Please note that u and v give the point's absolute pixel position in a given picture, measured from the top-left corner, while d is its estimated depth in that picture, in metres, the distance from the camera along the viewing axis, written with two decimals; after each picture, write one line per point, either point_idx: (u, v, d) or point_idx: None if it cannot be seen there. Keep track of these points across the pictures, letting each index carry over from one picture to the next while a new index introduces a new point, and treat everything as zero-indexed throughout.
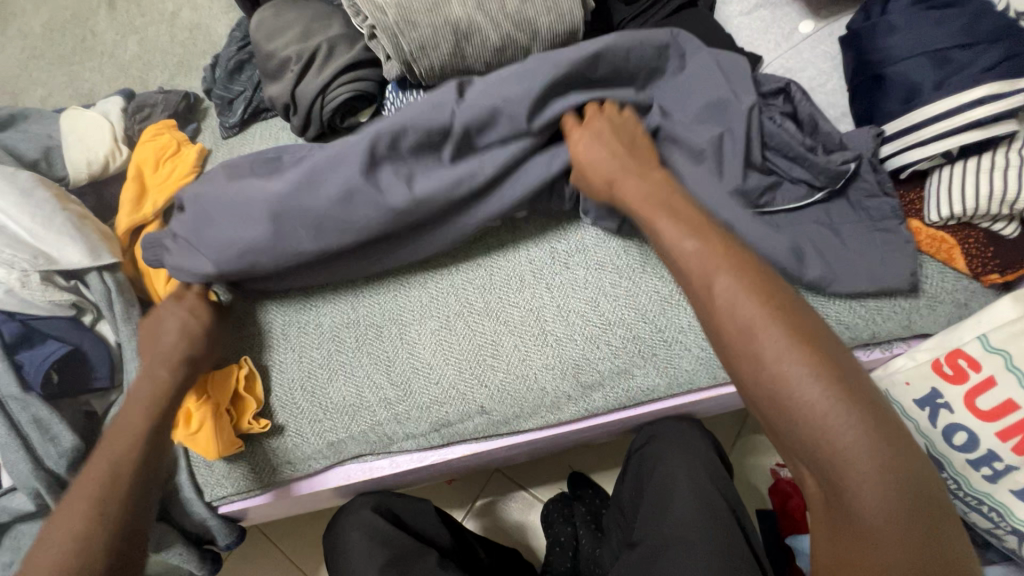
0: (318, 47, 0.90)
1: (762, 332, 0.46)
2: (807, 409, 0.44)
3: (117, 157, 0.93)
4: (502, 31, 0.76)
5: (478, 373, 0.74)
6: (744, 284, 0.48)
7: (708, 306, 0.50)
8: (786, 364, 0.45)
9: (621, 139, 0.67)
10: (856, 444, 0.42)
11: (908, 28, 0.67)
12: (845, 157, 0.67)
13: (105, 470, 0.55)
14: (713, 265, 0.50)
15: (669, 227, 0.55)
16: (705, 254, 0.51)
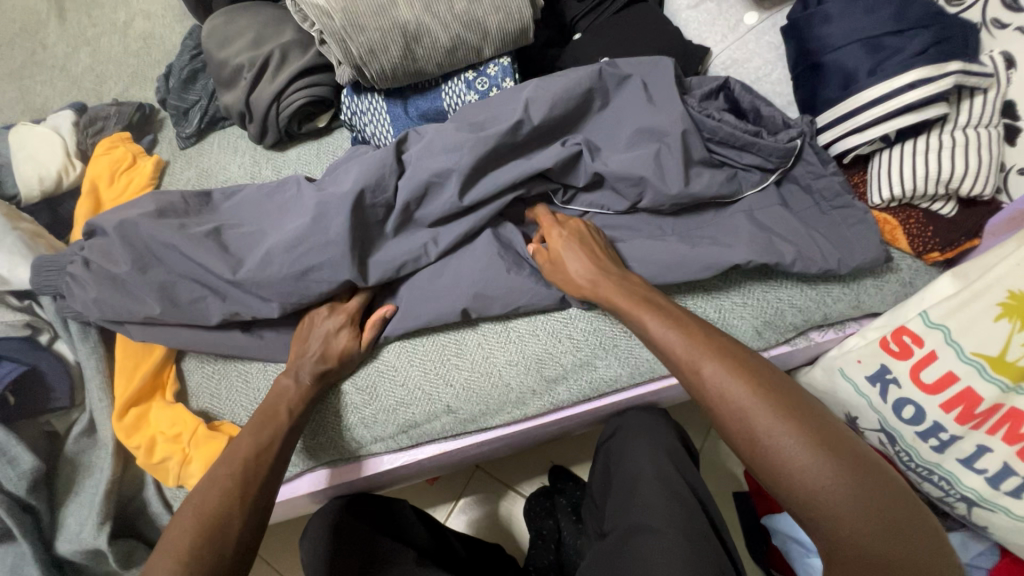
0: (270, 53, 0.90)
1: (731, 395, 0.52)
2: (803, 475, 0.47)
3: (70, 172, 0.93)
4: (452, 32, 0.77)
5: (442, 373, 0.74)
6: (700, 344, 0.56)
7: (698, 389, 0.54)
8: (756, 415, 0.50)
9: (590, 240, 0.70)
10: (830, 486, 0.47)
11: (842, 17, 0.68)
12: (790, 134, 0.70)
13: (227, 477, 0.58)
14: (698, 351, 0.55)
15: (657, 318, 0.60)
16: (688, 342, 0.57)
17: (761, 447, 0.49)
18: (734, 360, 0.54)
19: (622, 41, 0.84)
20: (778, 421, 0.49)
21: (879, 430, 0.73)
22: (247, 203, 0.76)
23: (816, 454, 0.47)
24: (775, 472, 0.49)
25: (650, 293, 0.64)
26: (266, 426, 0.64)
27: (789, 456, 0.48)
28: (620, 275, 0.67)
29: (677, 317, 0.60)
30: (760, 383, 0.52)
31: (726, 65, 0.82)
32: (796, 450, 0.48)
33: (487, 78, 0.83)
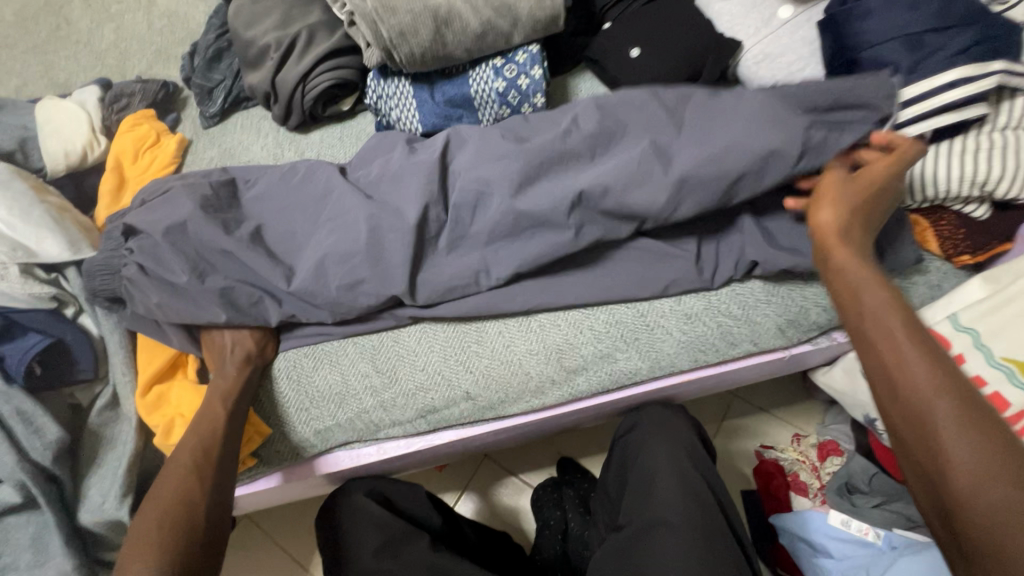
0: (297, 34, 0.89)
1: (889, 334, 0.50)
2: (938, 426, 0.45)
3: (95, 148, 0.93)
4: (482, 17, 0.76)
5: (462, 359, 0.75)
6: (893, 324, 0.51)
7: (856, 323, 0.53)
8: (921, 394, 0.47)
9: (881, 185, 0.61)
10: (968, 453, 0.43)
11: (882, 12, 0.67)
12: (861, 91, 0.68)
13: (180, 467, 0.61)
14: (865, 286, 0.54)
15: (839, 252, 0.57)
16: (868, 277, 0.54)
17: (910, 422, 0.47)
18: (927, 349, 0.49)
19: (653, 33, 0.83)
20: (948, 404, 0.46)
21: None
22: (274, 185, 0.76)
23: (977, 449, 0.43)
24: (923, 455, 0.46)
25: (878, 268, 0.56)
26: (206, 414, 0.66)
27: (948, 444, 0.44)
28: (860, 248, 0.58)
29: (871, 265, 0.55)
30: (943, 367, 0.47)
31: (758, 59, 0.80)
32: (950, 438, 0.45)
33: (515, 65, 0.81)
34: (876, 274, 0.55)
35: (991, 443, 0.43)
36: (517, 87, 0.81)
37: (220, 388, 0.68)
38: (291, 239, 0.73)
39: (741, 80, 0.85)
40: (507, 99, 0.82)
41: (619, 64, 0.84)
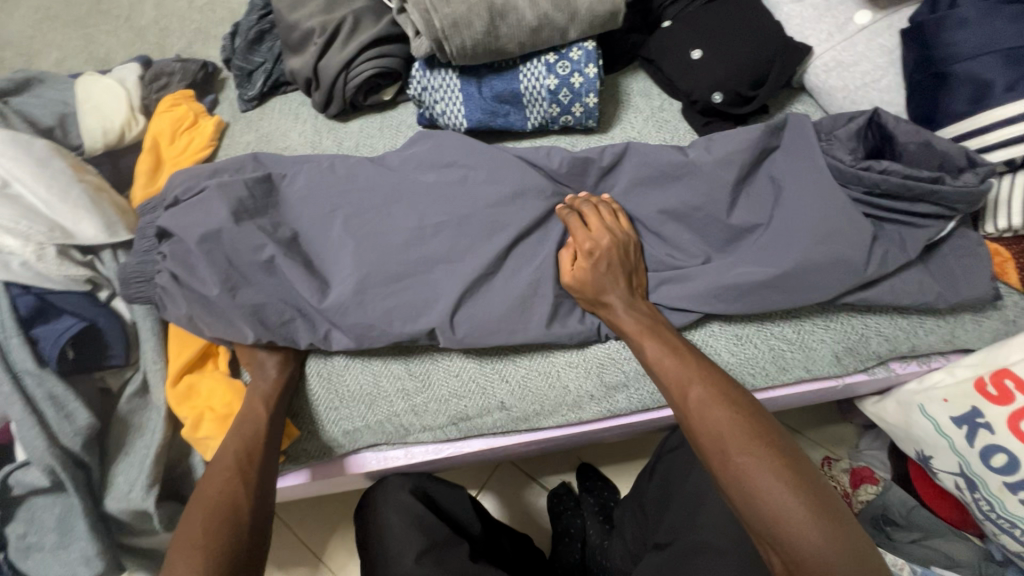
0: (342, 19, 0.87)
1: (713, 419, 0.56)
2: (788, 515, 0.49)
3: (133, 127, 0.91)
4: (539, 11, 0.73)
5: (498, 368, 0.72)
6: (696, 375, 0.60)
7: (692, 421, 0.58)
8: (739, 446, 0.54)
9: (625, 263, 0.68)
10: (806, 523, 0.48)
11: (979, 23, 0.61)
12: (979, 177, 0.59)
13: (223, 472, 0.60)
14: (688, 377, 0.60)
15: (654, 344, 0.63)
16: (683, 366, 0.61)
17: (742, 479, 0.52)
18: (725, 394, 0.58)
19: (717, 34, 0.78)
20: (758, 452, 0.53)
21: (957, 472, 0.69)
22: (316, 180, 0.75)
23: (792, 488, 0.50)
24: (761, 513, 0.50)
25: (658, 322, 0.65)
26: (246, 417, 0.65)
27: (772, 494, 0.50)
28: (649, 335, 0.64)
29: (681, 352, 0.62)
30: (747, 417, 0.56)
31: (829, 67, 0.75)
32: (794, 515, 0.49)
33: (569, 62, 0.78)
34: (676, 346, 0.63)
35: (804, 488, 0.50)
36: (570, 85, 0.77)
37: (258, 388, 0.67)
38: (335, 235, 0.72)
39: (807, 89, 0.80)
40: (558, 98, 0.78)
41: (678, 65, 0.80)
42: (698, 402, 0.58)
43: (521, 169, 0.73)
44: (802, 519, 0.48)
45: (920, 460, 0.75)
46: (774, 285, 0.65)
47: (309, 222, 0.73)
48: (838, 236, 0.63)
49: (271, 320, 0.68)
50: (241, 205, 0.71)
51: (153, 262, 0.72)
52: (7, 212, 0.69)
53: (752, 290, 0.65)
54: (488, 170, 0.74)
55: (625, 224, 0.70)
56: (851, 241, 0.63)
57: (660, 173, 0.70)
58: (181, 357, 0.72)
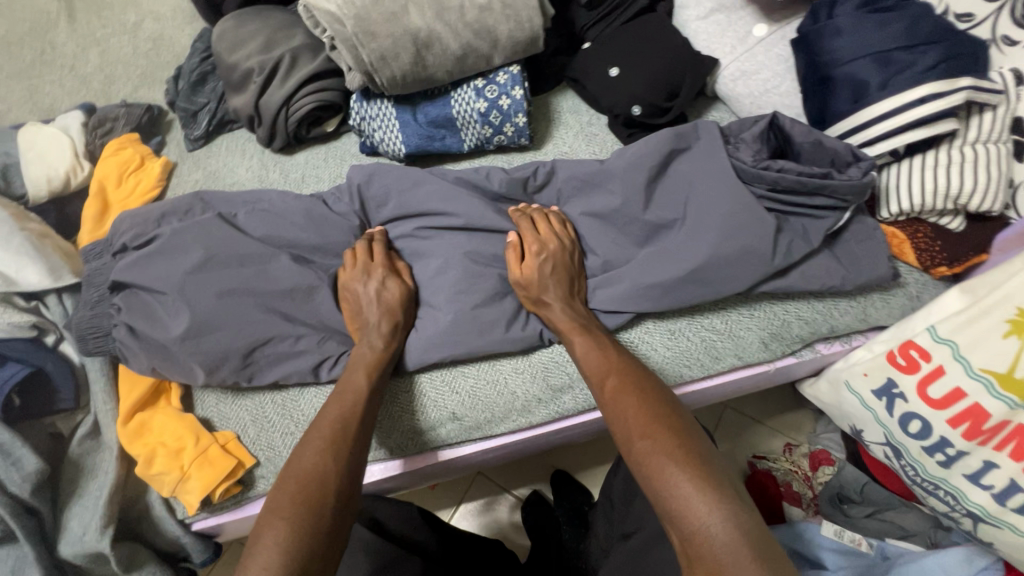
0: (280, 58, 0.90)
1: (626, 406, 0.59)
2: (679, 491, 0.50)
3: (78, 174, 0.93)
4: (462, 40, 0.77)
5: (448, 380, 0.74)
6: (615, 368, 0.63)
7: (608, 407, 0.60)
8: (643, 431, 0.56)
9: (569, 265, 0.72)
10: (693, 499, 0.49)
11: (853, 30, 0.68)
12: (863, 170, 0.66)
13: (280, 515, 0.53)
14: (607, 367, 0.63)
15: (582, 340, 0.67)
16: (604, 359, 0.64)
17: (643, 462, 0.54)
18: (638, 385, 0.60)
19: (632, 53, 0.84)
20: (658, 437, 0.55)
21: (884, 443, 0.74)
22: (261, 213, 0.78)
23: (685, 472, 0.51)
24: (654, 491, 0.52)
25: (590, 322, 0.69)
26: (312, 450, 0.59)
27: (667, 475, 0.51)
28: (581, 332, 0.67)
29: (604, 348, 0.66)
30: (655, 406, 0.58)
31: (735, 76, 0.82)
32: (684, 491, 0.50)
33: (496, 86, 0.82)
34: (603, 342, 0.67)
35: (696, 471, 0.51)
36: (499, 107, 0.82)
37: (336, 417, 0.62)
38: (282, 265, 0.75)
39: (720, 97, 0.87)
40: (489, 119, 0.83)
41: (599, 83, 0.86)
42: (612, 392, 0.61)
43: (458, 190, 0.77)
44: (691, 496, 0.49)
45: (854, 433, 0.80)
46: (696, 280, 0.69)
47: (255, 253, 0.75)
48: (748, 230, 0.68)
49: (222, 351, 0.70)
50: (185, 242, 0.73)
51: (108, 315, 0.73)
52: None
53: (676, 285, 0.70)
54: (428, 194, 0.78)
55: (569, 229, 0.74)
56: (760, 233, 0.68)
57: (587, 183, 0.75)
58: (132, 396, 0.73)
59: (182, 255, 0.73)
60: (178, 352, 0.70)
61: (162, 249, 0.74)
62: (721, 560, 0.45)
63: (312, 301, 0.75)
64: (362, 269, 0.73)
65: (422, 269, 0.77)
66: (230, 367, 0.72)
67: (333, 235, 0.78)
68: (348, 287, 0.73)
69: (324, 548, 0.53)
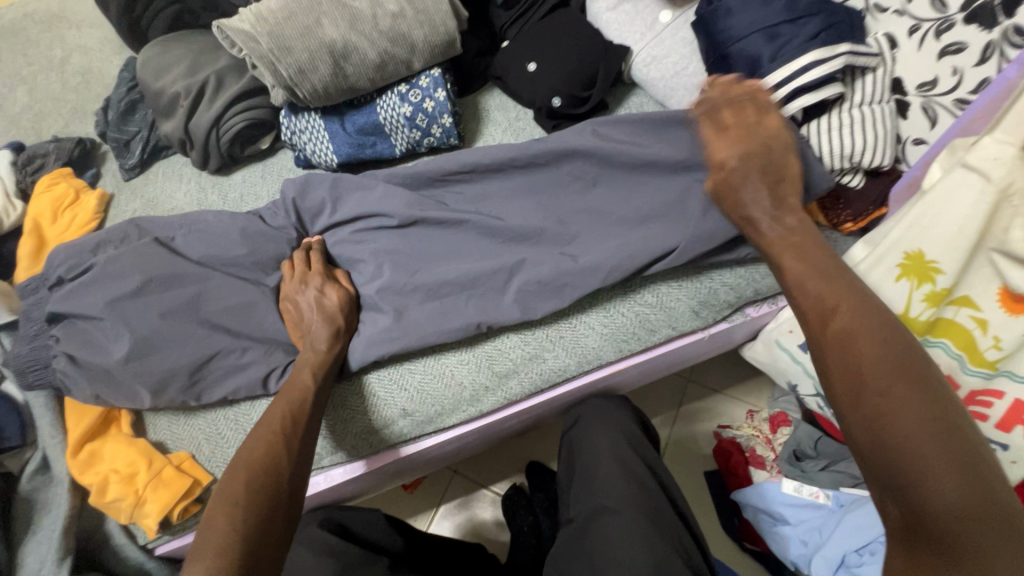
0: (205, 80, 0.91)
1: (856, 346, 0.43)
2: (905, 440, 0.38)
3: (10, 213, 0.92)
4: (379, 48, 0.79)
5: (397, 378, 0.76)
6: (844, 299, 0.46)
7: (819, 343, 0.45)
8: (875, 373, 0.41)
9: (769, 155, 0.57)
10: (928, 454, 0.37)
11: (742, 9, 0.72)
12: None
13: (228, 506, 0.53)
14: (830, 294, 0.46)
15: (793, 262, 0.50)
16: (823, 285, 0.47)
17: (872, 418, 0.40)
18: (879, 327, 0.43)
19: (548, 47, 0.88)
20: (906, 396, 0.39)
21: (816, 394, 0.80)
22: (197, 234, 0.79)
23: (939, 444, 0.37)
24: (872, 439, 0.40)
25: (796, 232, 0.53)
26: (256, 446, 0.59)
27: (915, 443, 0.38)
28: (818, 256, 0.50)
29: (835, 274, 0.48)
30: (906, 351, 0.42)
31: (647, 61, 0.86)
32: (919, 445, 0.37)
33: (419, 90, 0.85)
34: (833, 272, 0.48)
35: (959, 445, 0.37)
36: (424, 110, 0.85)
37: (286, 414, 0.63)
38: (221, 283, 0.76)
39: (637, 83, 0.91)
40: (416, 122, 0.85)
41: (520, 79, 0.89)
42: (841, 332, 0.44)
43: (389, 192, 0.79)
44: (927, 448, 0.37)
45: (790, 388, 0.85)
46: (621, 256, 0.73)
47: (192, 273, 0.76)
48: None
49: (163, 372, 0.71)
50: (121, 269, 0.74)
51: (48, 348, 0.73)
52: None
53: (605, 266, 0.73)
54: (361, 200, 0.80)
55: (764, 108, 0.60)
56: None
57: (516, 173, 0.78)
58: (77, 426, 0.73)
59: (116, 282, 0.74)
60: (121, 379, 0.71)
61: (96, 277, 0.74)
62: (962, 533, 0.35)
63: (255, 314, 0.76)
64: (297, 279, 0.76)
65: (361, 274, 0.79)
66: (176, 386, 0.72)
67: (268, 248, 0.80)
68: (290, 299, 0.76)
69: (271, 536, 0.53)
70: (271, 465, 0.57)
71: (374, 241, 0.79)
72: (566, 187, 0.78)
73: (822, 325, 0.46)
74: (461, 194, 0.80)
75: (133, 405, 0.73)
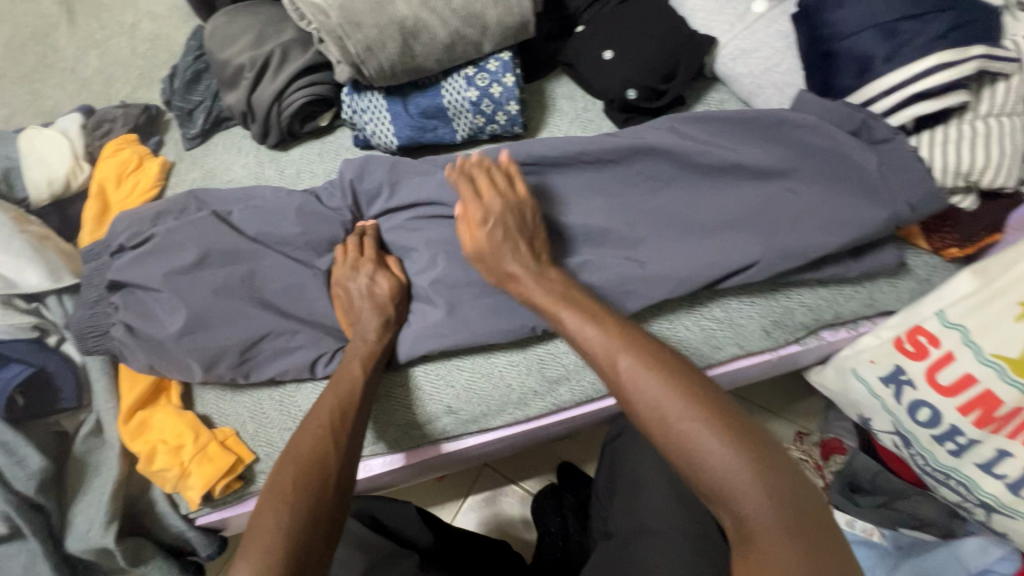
0: (270, 53, 0.89)
1: (653, 392, 0.53)
2: (706, 463, 0.49)
3: (78, 175, 0.94)
4: (450, 28, 0.76)
5: (443, 373, 0.74)
6: (631, 349, 0.57)
7: (631, 393, 0.55)
8: (678, 413, 0.51)
9: (523, 225, 0.66)
10: (734, 472, 0.48)
11: (857, 0, 0.65)
12: None
13: (276, 501, 0.52)
14: (622, 349, 0.57)
15: (574, 318, 0.61)
16: (613, 342, 0.58)
17: (681, 452, 0.50)
18: (666, 371, 0.54)
19: (626, 34, 0.82)
20: (701, 427, 0.50)
21: (892, 431, 0.72)
22: (255, 210, 0.78)
23: (736, 460, 0.48)
24: (691, 470, 0.50)
25: (573, 292, 0.64)
26: (306, 442, 0.57)
27: (716, 467, 0.48)
28: (592, 315, 0.60)
29: (605, 328, 0.59)
30: (692, 395, 0.52)
31: (734, 55, 0.79)
32: (720, 465, 0.48)
33: (487, 74, 0.81)
34: (606, 324, 0.59)
35: (750, 455, 0.48)
36: (490, 96, 0.81)
37: (336, 409, 0.61)
38: (276, 263, 0.75)
39: (719, 78, 0.84)
40: (481, 108, 0.82)
41: (593, 67, 0.83)
42: (631, 379, 0.55)
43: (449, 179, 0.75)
44: (726, 464, 0.48)
45: (861, 422, 0.78)
46: (693, 266, 0.67)
47: (247, 250, 0.75)
48: None
49: (214, 347, 0.71)
50: (181, 242, 0.74)
51: (107, 314, 0.73)
52: None
53: (673, 277, 0.68)
54: (420, 186, 0.77)
55: (516, 181, 0.68)
56: None
57: (584, 168, 0.74)
58: (129, 392, 0.75)
59: (175, 254, 0.73)
60: (175, 351, 0.71)
61: (156, 248, 0.74)
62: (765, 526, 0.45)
63: (306, 296, 0.75)
64: (350, 265, 0.74)
65: (414, 263, 0.76)
66: (227, 363, 0.72)
67: (321, 229, 0.77)
68: (341, 284, 0.74)
69: (319, 534, 0.51)
70: (323, 459, 0.56)
71: (430, 230, 0.76)
72: (637, 187, 0.73)
73: (626, 378, 0.55)
74: None
75: (183, 377, 0.73)
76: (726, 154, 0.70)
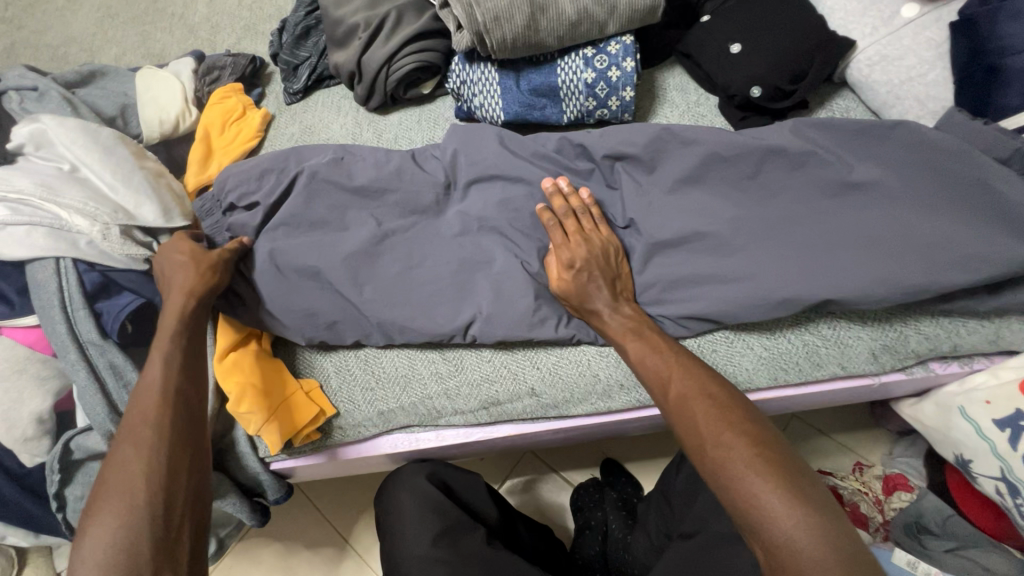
0: (386, 15, 0.90)
1: (694, 413, 0.56)
2: (743, 486, 0.50)
3: (187, 118, 0.96)
4: (579, 5, 0.74)
5: (531, 355, 0.75)
6: (677, 371, 0.60)
7: (674, 411, 0.58)
8: (716, 436, 0.53)
9: (608, 267, 0.69)
10: (771, 496, 0.48)
11: None
12: None
13: (108, 512, 0.50)
14: (668, 370, 0.61)
15: (633, 343, 0.65)
16: (663, 362, 0.61)
17: (718, 471, 0.52)
18: (711, 394, 0.57)
19: (757, 28, 0.78)
20: (734, 445, 0.52)
21: (998, 477, 0.68)
22: (360, 169, 0.79)
23: (773, 485, 0.49)
24: (726, 491, 0.51)
25: (643, 324, 0.67)
26: (133, 430, 0.55)
27: (745, 484, 0.49)
28: (646, 339, 0.64)
29: (661, 351, 0.63)
30: (732, 421, 0.54)
31: (872, 61, 0.74)
32: (755, 488, 0.49)
33: (606, 56, 0.78)
34: (664, 349, 0.63)
35: (780, 476, 0.49)
36: (607, 79, 0.78)
37: (170, 388, 0.57)
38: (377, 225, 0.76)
39: (849, 84, 0.79)
40: (595, 91, 0.79)
41: (716, 60, 0.80)
42: (676, 397, 0.58)
43: None
44: (761, 488, 0.49)
45: (958, 464, 0.73)
46: (811, 277, 0.64)
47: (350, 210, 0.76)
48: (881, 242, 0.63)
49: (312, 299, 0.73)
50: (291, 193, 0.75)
51: None
52: (78, 194, 0.73)
53: (788, 286, 0.64)
54: (527, 165, 0.76)
55: (608, 232, 0.71)
56: (889, 232, 0.63)
57: (701, 162, 0.71)
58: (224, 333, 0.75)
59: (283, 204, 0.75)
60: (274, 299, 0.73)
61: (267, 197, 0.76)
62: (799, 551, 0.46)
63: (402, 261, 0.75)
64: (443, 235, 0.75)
65: (510, 237, 0.74)
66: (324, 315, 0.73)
67: (422, 194, 0.77)
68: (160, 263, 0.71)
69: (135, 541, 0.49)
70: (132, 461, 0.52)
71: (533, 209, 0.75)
72: (756, 188, 0.70)
73: (670, 397, 0.59)
74: (633, 176, 0.74)
75: (278, 325, 0.75)
76: (857, 166, 0.67)
